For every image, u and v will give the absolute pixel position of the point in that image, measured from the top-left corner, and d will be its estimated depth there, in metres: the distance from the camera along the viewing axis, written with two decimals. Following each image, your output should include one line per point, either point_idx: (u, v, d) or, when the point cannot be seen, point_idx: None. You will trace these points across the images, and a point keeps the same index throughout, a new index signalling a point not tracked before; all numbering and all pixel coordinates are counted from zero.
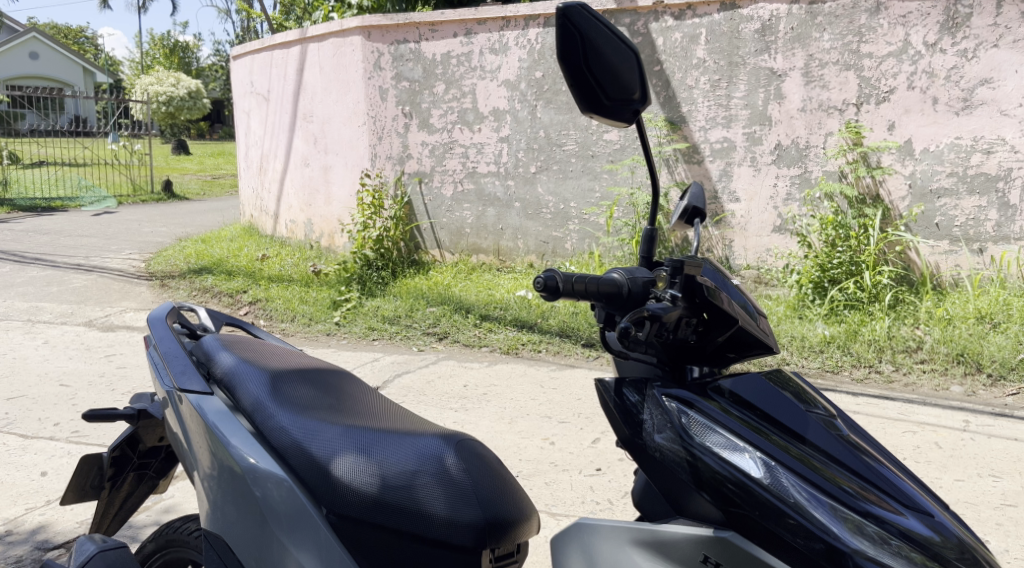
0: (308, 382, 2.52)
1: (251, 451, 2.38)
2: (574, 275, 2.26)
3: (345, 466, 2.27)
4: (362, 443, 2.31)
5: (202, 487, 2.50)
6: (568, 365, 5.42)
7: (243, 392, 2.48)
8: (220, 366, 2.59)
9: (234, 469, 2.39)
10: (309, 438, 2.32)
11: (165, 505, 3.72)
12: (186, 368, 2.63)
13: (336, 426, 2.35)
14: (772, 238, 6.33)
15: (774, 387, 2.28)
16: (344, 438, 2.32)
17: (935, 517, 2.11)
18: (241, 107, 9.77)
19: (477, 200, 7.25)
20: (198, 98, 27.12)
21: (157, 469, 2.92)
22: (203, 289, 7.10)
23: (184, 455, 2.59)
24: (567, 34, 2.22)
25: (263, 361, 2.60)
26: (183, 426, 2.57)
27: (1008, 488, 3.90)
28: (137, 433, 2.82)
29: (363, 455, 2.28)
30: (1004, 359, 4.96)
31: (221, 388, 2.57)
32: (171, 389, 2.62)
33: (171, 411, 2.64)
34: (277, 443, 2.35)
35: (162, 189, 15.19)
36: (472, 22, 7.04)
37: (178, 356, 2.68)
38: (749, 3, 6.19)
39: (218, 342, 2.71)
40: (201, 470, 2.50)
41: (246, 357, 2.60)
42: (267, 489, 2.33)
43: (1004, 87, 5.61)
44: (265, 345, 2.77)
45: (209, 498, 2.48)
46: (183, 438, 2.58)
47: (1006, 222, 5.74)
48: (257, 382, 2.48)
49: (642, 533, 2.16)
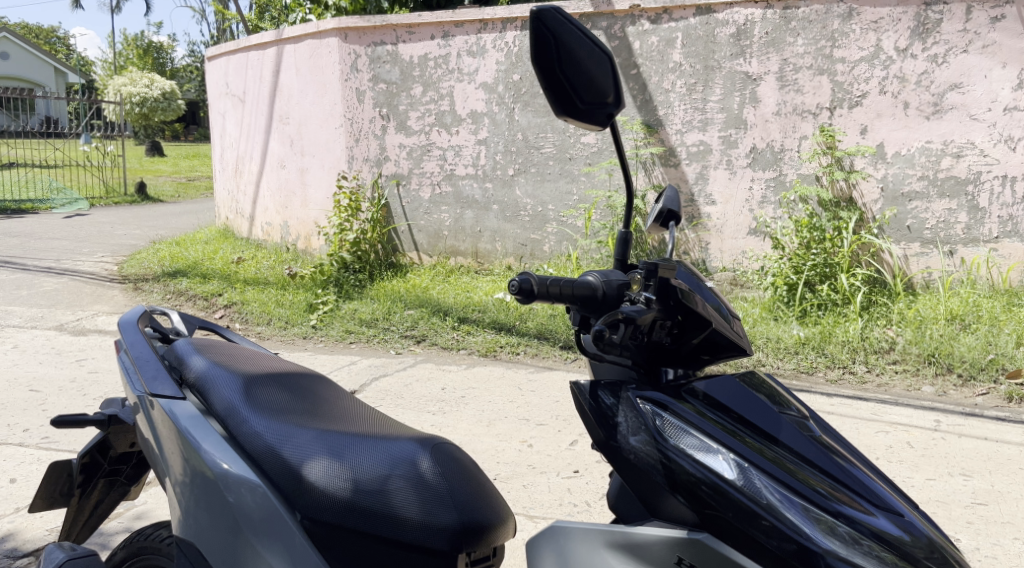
0: (282, 385, 2.51)
1: (223, 456, 2.37)
2: (549, 278, 2.27)
3: (318, 470, 2.27)
4: (335, 448, 2.30)
5: (173, 493, 2.49)
6: (546, 367, 5.45)
7: (216, 396, 2.47)
8: (193, 370, 2.58)
9: (206, 474, 2.37)
10: (282, 442, 2.32)
11: (137, 511, 3.70)
12: (157, 374, 2.60)
13: (310, 430, 2.35)
14: (747, 240, 6.37)
15: (748, 389, 2.30)
16: (318, 442, 2.32)
17: (905, 517, 2.13)
18: (216, 108, 9.72)
19: (455, 203, 7.25)
20: (173, 99, 26.88)
21: (128, 475, 2.90)
22: (177, 292, 7.04)
23: (155, 461, 2.58)
24: (540, 37, 2.23)
25: (236, 364, 2.59)
26: (155, 432, 2.55)
27: (978, 486, 3.95)
28: (108, 439, 2.79)
29: (337, 460, 2.28)
30: (974, 360, 5.02)
31: (194, 392, 2.56)
32: (143, 394, 2.60)
33: (143, 416, 2.62)
34: (250, 448, 2.34)
35: (134, 190, 15.14)
36: (449, 25, 7.02)
37: (150, 360, 2.65)
38: (724, 8, 6.23)
39: (191, 345, 2.70)
40: (172, 476, 2.49)
41: (219, 361, 2.59)
42: (239, 494, 2.32)
43: (973, 92, 5.69)
44: (240, 348, 2.77)
45: (180, 504, 2.47)
46: (155, 444, 2.56)
47: (975, 225, 5.83)
48: (230, 387, 2.48)
49: (614, 536, 2.17)
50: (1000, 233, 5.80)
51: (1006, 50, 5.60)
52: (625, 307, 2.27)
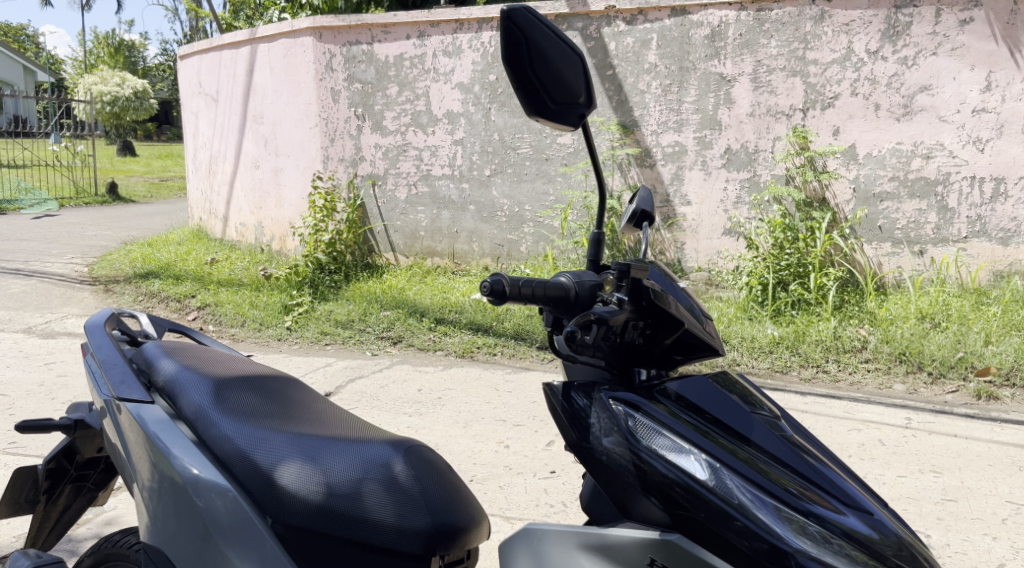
0: (252, 389, 2.50)
1: (193, 461, 2.36)
2: (520, 278, 2.23)
3: (291, 474, 2.27)
4: (308, 451, 2.30)
5: (141, 499, 2.48)
6: (523, 368, 5.45)
7: (186, 400, 2.46)
8: (162, 374, 2.57)
9: (175, 479, 2.36)
10: (253, 446, 2.32)
11: (107, 517, 3.67)
12: (124, 378, 2.58)
13: (281, 433, 2.35)
14: (722, 240, 6.40)
15: (720, 390, 2.32)
16: (290, 445, 2.31)
17: (874, 515, 2.16)
18: (189, 108, 9.66)
19: (431, 203, 7.24)
20: (145, 99, 26.61)
21: (95, 481, 2.88)
22: (149, 295, 6.99)
23: (122, 466, 2.56)
24: (511, 35, 2.23)
25: (205, 368, 2.58)
26: (123, 437, 2.53)
27: (948, 482, 3.99)
28: (74, 444, 2.77)
29: (310, 463, 2.28)
30: (944, 358, 5.08)
31: (163, 396, 2.54)
32: (110, 398, 2.59)
33: (110, 421, 2.60)
34: (221, 453, 2.34)
35: (106, 191, 15.00)
36: (425, 25, 7.01)
37: (116, 364, 2.63)
38: (699, 9, 6.26)
39: (159, 349, 2.68)
40: (141, 482, 2.48)
41: (188, 364, 2.59)
42: (209, 499, 2.31)
43: (942, 94, 5.76)
44: (209, 351, 2.76)
45: (149, 510, 2.45)
46: (122, 449, 2.55)
47: (945, 225, 5.89)
48: (200, 390, 2.47)
49: (589, 538, 2.18)
50: (969, 233, 5.86)
51: (975, 53, 5.67)
52: (597, 308, 2.29)
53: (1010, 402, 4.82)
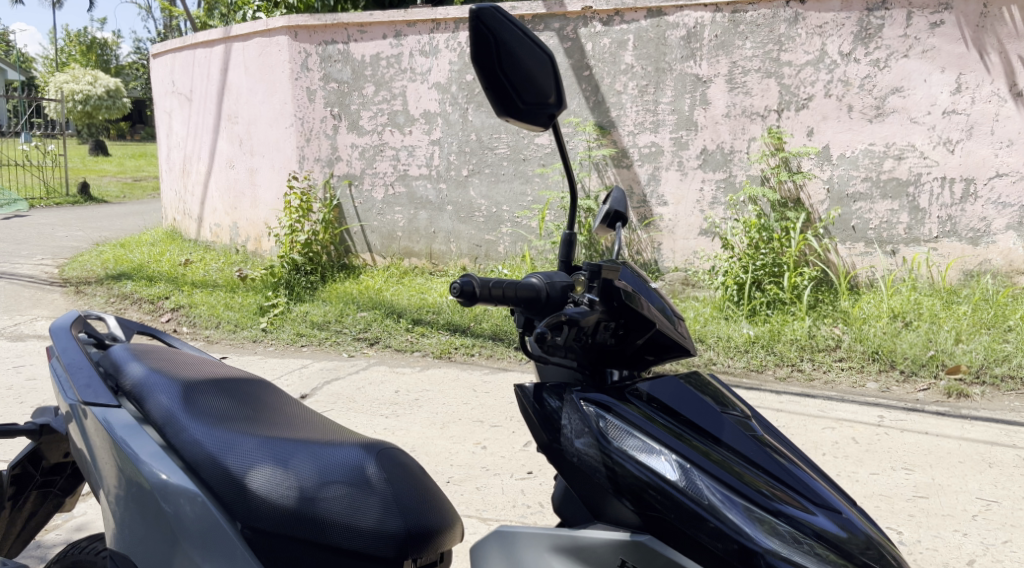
0: (222, 392, 2.49)
1: (160, 466, 2.34)
2: (490, 280, 2.26)
3: (262, 477, 2.26)
4: (279, 455, 2.29)
5: (107, 504, 2.47)
6: (501, 368, 5.46)
7: (154, 404, 2.45)
8: (130, 378, 2.55)
9: (142, 485, 2.35)
10: (223, 450, 2.31)
11: (77, 522, 3.64)
12: (90, 381, 2.56)
13: (252, 438, 2.34)
14: (698, 240, 6.44)
15: (692, 390, 2.34)
16: (260, 449, 2.31)
17: (843, 514, 2.18)
18: (163, 107, 9.59)
19: (408, 203, 7.24)
20: (118, 97, 26.37)
21: (61, 487, 2.86)
22: (121, 296, 6.93)
23: (89, 471, 2.54)
24: (480, 35, 2.25)
25: (175, 371, 2.57)
26: (89, 442, 2.52)
27: (919, 480, 4.03)
28: (39, 450, 2.76)
29: (281, 467, 2.27)
30: (916, 356, 5.14)
31: (130, 400, 2.53)
32: (76, 402, 2.56)
33: (75, 426, 2.58)
34: (190, 457, 2.32)
35: (78, 191, 14.87)
36: (401, 24, 7.00)
37: (82, 367, 2.61)
38: (674, 11, 6.29)
39: (127, 352, 2.67)
40: (106, 488, 2.46)
41: (157, 367, 2.57)
42: (178, 504, 2.30)
43: (914, 95, 5.82)
44: (180, 354, 2.74)
45: (115, 516, 2.44)
46: (88, 454, 2.53)
47: (916, 225, 5.96)
48: (168, 394, 2.46)
49: (560, 540, 2.19)
50: (940, 233, 5.93)
51: (945, 55, 5.73)
52: (569, 308, 2.30)
53: (980, 400, 4.88)
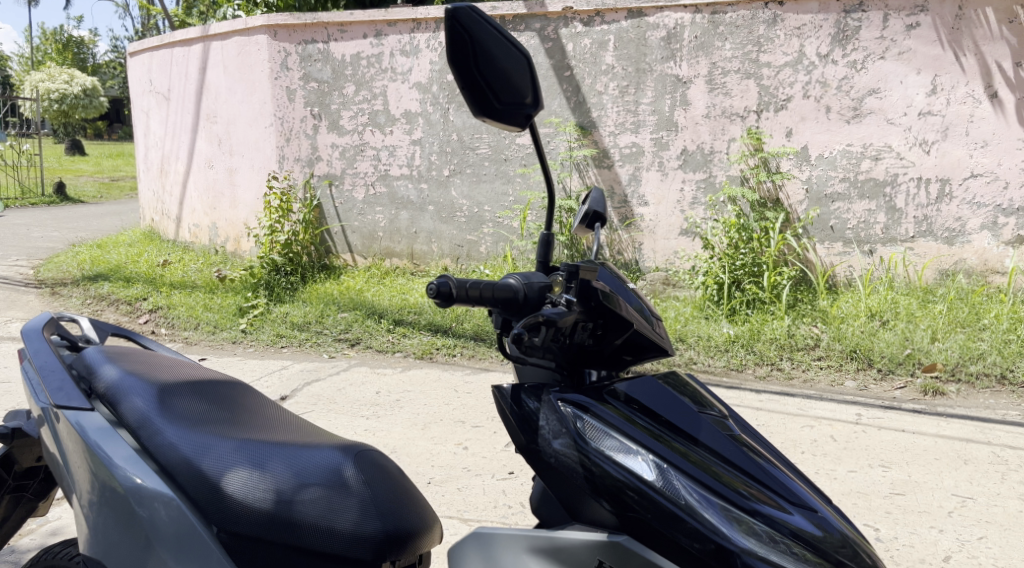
0: (198, 394, 2.49)
1: (135, 470, 2.33)
2: (468, 281, 2.24)
3: (239, 480, 2.25)
4: (256, 458, 2.29)
5: (79, 510, 2.46)
6: (483, 368, 5.46)
7: (128, 407, 2.44)
8: (103, 380, 2.54)
9: (116, 489, 2.34)
10: (198, 453, 2.30)
11: (52, 527, 3.62)
12: (63, 385, 2.55)
13: (229, 440, 2.33)
14: (678, 240, 6.47)
15: (669, 390, 2.35)
16: (237, 452, 2.30)
17: (819, 513, 2.20)
18: (140, 106, 9.52)
19: (390, 203, 7.22)
20: (95, 96, 26.14)
21: (35, 491, 2.83)
22: (98, 297, 6.89)
23: (61, 475, 2.53)
24: (456, 36, 2.26)
25: (149, 373, 2.57)
26: (61, 447, 2.51)
27: (896, 477, 4.07)
28: (11, 454, 2.74)
29: (258, 470, 2.27)
30: (893, 355, 5.19)
31: (103, 402, 2.52)
32: (48, 406, 2.56)
33: (47, 430, 2.57)
34: (165, 461, 2.32)
35: (54, 191, 14.74)
36: (382, 24, 6.98)
37: (55, 370, 2.60)
38: (655, 11, 6.31)
39: (101, 354, 2.66)
40: (79, 494, 2.46)
41: (130, 370, 2.56)
42: (153, 509, 2.29)
43: (890, 97, 5.87)
44: (156, 356, 2.74)
45: (87, 523, 2.43)
46: (60, 459, 2.52)
47: (893, 225, 6.00)
48: (143, 397, 2.45)
49: (538, 541, 2.20)
50: (916, 233, 5.98)
51: (920, 57, 5.78)
52: (547, 309, 2.29)
53: (955, 397, 4.92)
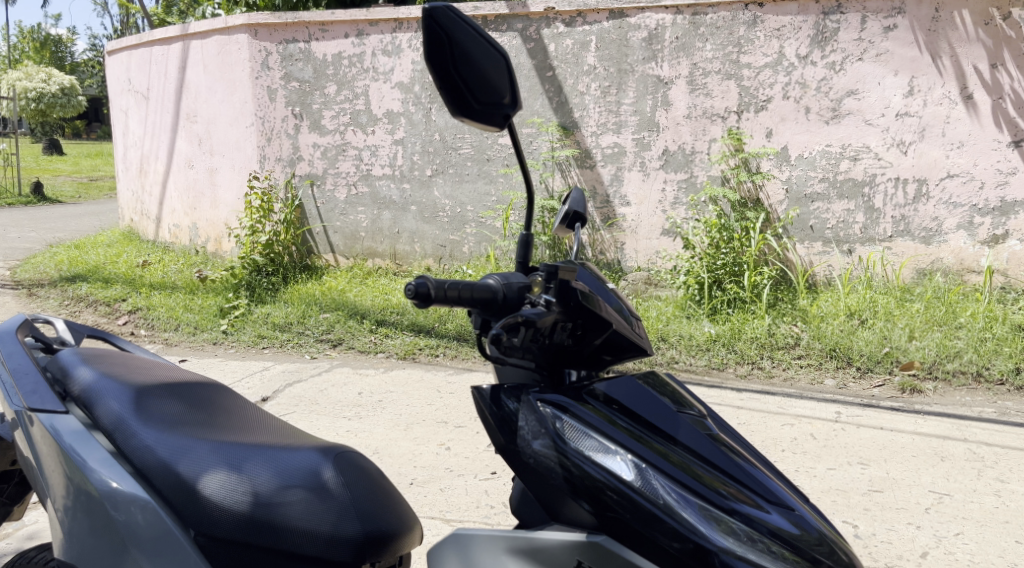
0: (175, 396, 2.49)
1: (111, 474, 2.33)
2: (446, 282, 2.23)
3: (215, 483, 2.25)
4: (233, 460, 2.29)
5: (54, 515, 2.46)
6: (466, 369, 5.46)
7: (103, 410, 2.44)
8: (78, 383, 2.54)
9: (91, 493, 2.34)
10: (174, 455, 2.30)
11: (28, 531, 3.59)
12: (36, 387, 2.54)
13: (205, 442, 2.33)
14: (660, 240, 6.49)
15: (648, 390, 2.36)
16: (214, 454, 2.30)
17: (796, 511, 2.21)
18: (119, 105, 9.47)
19: (371, 203, 7.21)
20: (73, 95, 25.91)
21: (9, 495, 2.82)
22: (76, 299, 6.84)
23: (36, 479, 2.54)
24: (433, 36, 2.25)
25: (125, 375, 2.56)
26: (35, 450, 2.51)
27: (874, 474, 4.10)
28: None
29: (234, 472, 2.26)
30: (872, 353, 5.23)
31: (78, 404, 2.52)
32: (21, 409, 2.55)
33: (21, 433, 2.57)
34: (141, 464, 2.32)
35: (32, 190, 14.61)
36: (363, 23, 6.97)
37: (29, 372, 2.59)
38: (636, 12, 6.33)
39: (75, 356, 2.66)
40: (53, 499, 2.46)
41: (106, 372, 2.56)
42: (129, 513, 2.29)
43: (869, 98, 5.91)
44: (133, 358, 2.74)
45: (63, 527, 2.44)
46: (35, 463, 2.52)
47: (872, 224, 6.05)
48: (119, 399, 2.45)
49: (516, 542, 2.21)
50: (894, 233, 6.02)
51: (898, 59, 5.82)
52: (526, 309, 2.30)
53: (933, 395, 4.97)
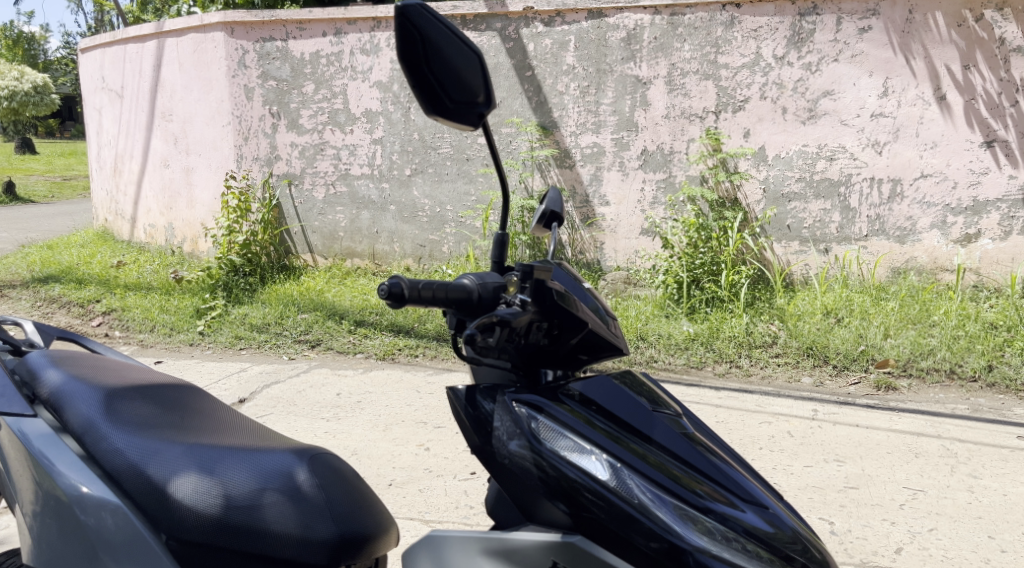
0: (145, 398, 2.48)
1: (80, 478, 2.32)
2: (420, 282, 2.25)
3: (187, 486, 2.24)
4: (204, 463, 2.28)
5: (25, 522, 2.46)
6: (445, 369, 5.45)
7: (73, 413, 2.44)
8: (48, 386, 2.55)
9: (61, 497, 2.33)
10: (145, 458, 2.29)
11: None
12: (4, 390, 2.55)
13: (176, 445, 2.32)
14: (639, 240, 6.52)
15: (624, 389, 2.37)
16: (185, 457, 2.29)
17: (770, 510, 2.23)
18: (92, 104, 9.39)
19: (350, 203, 7.19)
20: (46, 93, 25.63)
21: None
22: (49, 299, 6.78)
23: (6, 484, 2.54)
24: (406, 33, 2.25)
25: (95, 378, 2.56)
26: (5, 456, 2.52)
27: (850, 471, 4.13)
28: None
29: (206, 475, 2.26)
30: (848, 351, 5.27)
31: (47, 408, 2.52)
32: None
33: None
34: (111, 468, 2.31)
35: (4, 190, 14.45)
36: (341, 22, 6.95)
37: None
38: (615, 12, 6.35)
39: (45, 359, 2.66)
40: (23, 506, 2.46)
41: (76, 375, 2.56)
42: (99, 518, 2.28)
43: (844, 98, 5.96)
44: (103, 360, 2.73)
45: (33, 533, 2.43)
46: (5, 469, 2.53)
47: (848, 224, 6.10)
48: (88, 402, 2.45)
49: (491, 543, 2.21)
50: (869, 232, 6.07)
51: (873, 60, 5.87)
52: (500, 309, 2.31)
53: (907, 392, 5.02)
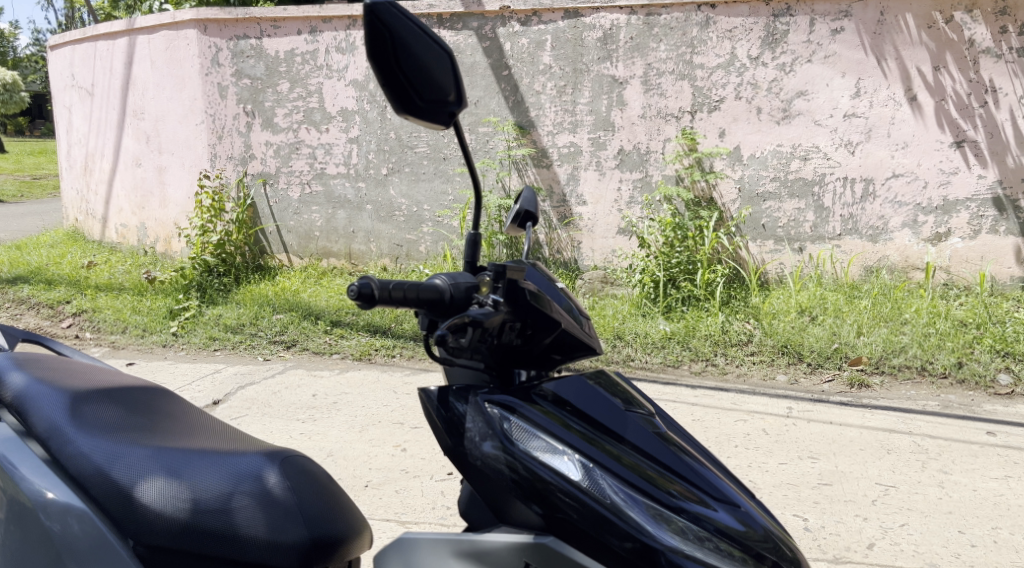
0: (112, 401, 2.46)
1: (46, 484, 2.31)
2: (391, 282, 2.24)
3: (154, 490, 2.23)
4: (172, 466, 2.27)
5: None
6: (422, 369, 5.45)
7: (38, 417, 2.42)
8: (12, 390, 2.53)
9: (26, 503, 2.32)
10: (111, 462, 2.28)
11: None
12: None
13: (143, 448, 2.31)
14: (616, 239, 6.54)
15: (597, 389, 2.38)
16: (151, 461, 2.28)
17: (742, 508, 2.25)
18: (62, 101, 9.29)
19: (326, 202, 7.17)
20: (16, 92, 25.32)
21: None
22: (19, 300, 6.71)
23: None
24: (375, 31, 2.24)
25: (60, 380, 2.54)
26: None
27: (824, 468, 4.17)
28: None
29: (174, 479, 2.25)
30: (822, 349, 5.31)
31: (12, 412, 2.50)
32: None
33: None
34: (77, 472, 2.30)
35: None
36: (316, 20, 6.92)
37: None
38: (591, 12, 6.36)
39: (10, 360, 2.64)
40: None
41: (41, 378, 2.54)
42: (65, 523, 2.26)
43: (818, 99, 6.01)
44: (71, 362, 2.71)
45: None
46: None
47: (822, 223, 6.15)
48: (54, 406, 2.43)
49: (462, 545, 2.21)
50: (843, 231, 6.12)
51: (846, 60, 5.92)
52: (473, 309, 2.32)
53: (880, 389, 5.07)
